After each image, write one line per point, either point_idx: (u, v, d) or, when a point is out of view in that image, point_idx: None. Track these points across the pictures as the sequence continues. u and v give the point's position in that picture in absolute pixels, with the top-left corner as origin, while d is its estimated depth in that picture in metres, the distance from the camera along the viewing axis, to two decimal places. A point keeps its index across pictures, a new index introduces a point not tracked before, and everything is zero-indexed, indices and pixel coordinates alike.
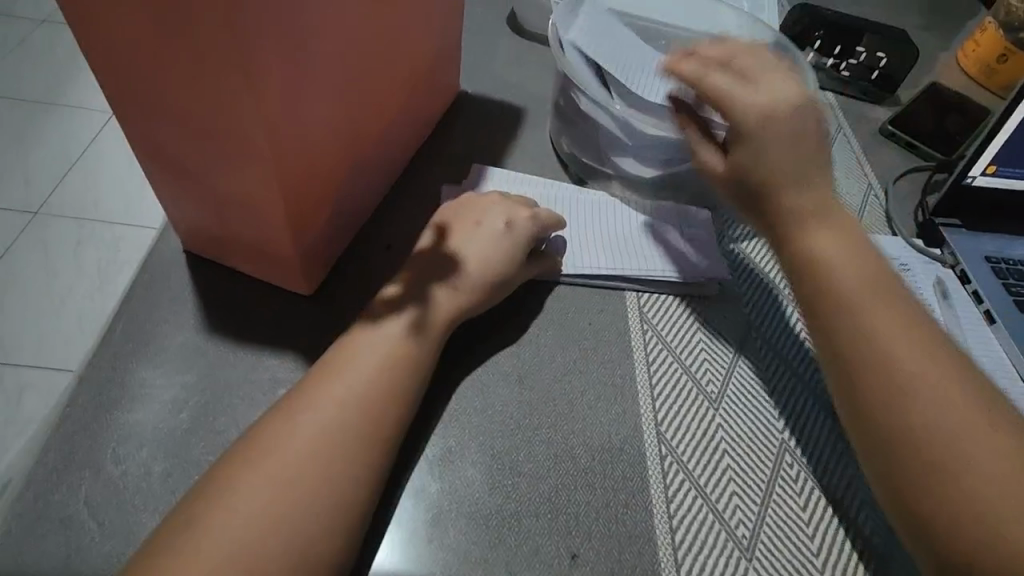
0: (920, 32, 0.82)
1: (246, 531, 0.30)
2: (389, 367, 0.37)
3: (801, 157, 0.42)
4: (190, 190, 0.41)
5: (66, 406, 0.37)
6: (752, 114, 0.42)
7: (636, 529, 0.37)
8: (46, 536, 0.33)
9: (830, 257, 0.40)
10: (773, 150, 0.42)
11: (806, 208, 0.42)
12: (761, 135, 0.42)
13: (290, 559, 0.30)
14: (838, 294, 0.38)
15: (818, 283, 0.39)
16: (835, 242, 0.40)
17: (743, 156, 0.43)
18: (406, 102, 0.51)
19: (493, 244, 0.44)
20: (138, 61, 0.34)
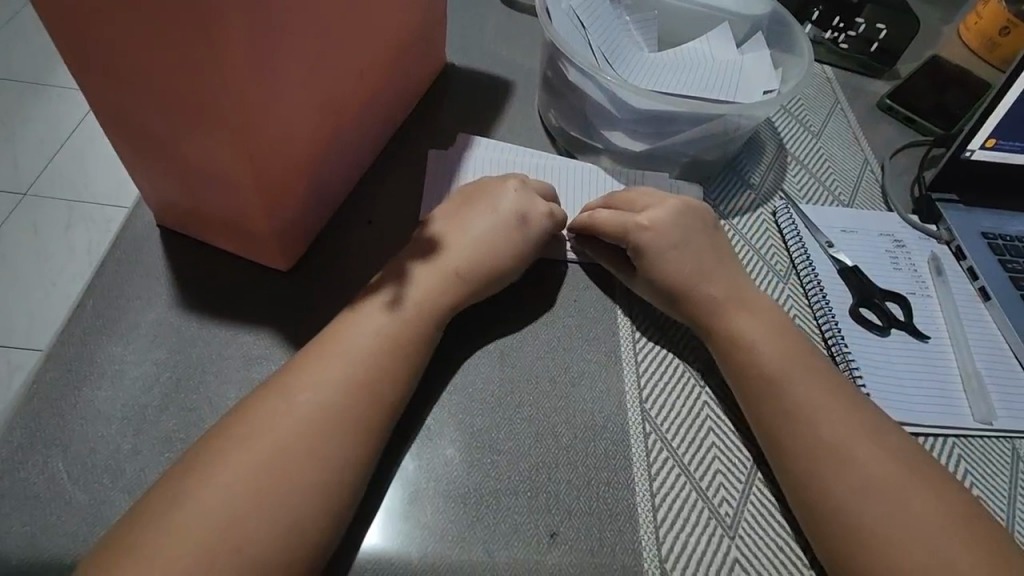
0: (921, 6, 0.80)
1: (214, 509, 0.29)
2: (366, 343, 0.36)
3: (696, 255, 0.43)
4: (160, 162, 0.39)
5: (33, 383, 0.37)
6: (640, 229, 0.44)
7: (618, 507, 0.36)
8: (11, 514, 0.32)
9: (736, 317, 0.41)
10: (671, 268, 0.43)
11: (723, 301, 0.42)
12: (656, 251, 0.43)
13: (259, 538, 0.29)
14: (749, 347, 0.40)
15: (722, 332, 0.41)
16: (749, 318, 0.41)
17: (652, 270, 0.43)
18: (390, 72, 0.50)
19: (498, 230, 0.43)
20: (102, 30, 0.32)
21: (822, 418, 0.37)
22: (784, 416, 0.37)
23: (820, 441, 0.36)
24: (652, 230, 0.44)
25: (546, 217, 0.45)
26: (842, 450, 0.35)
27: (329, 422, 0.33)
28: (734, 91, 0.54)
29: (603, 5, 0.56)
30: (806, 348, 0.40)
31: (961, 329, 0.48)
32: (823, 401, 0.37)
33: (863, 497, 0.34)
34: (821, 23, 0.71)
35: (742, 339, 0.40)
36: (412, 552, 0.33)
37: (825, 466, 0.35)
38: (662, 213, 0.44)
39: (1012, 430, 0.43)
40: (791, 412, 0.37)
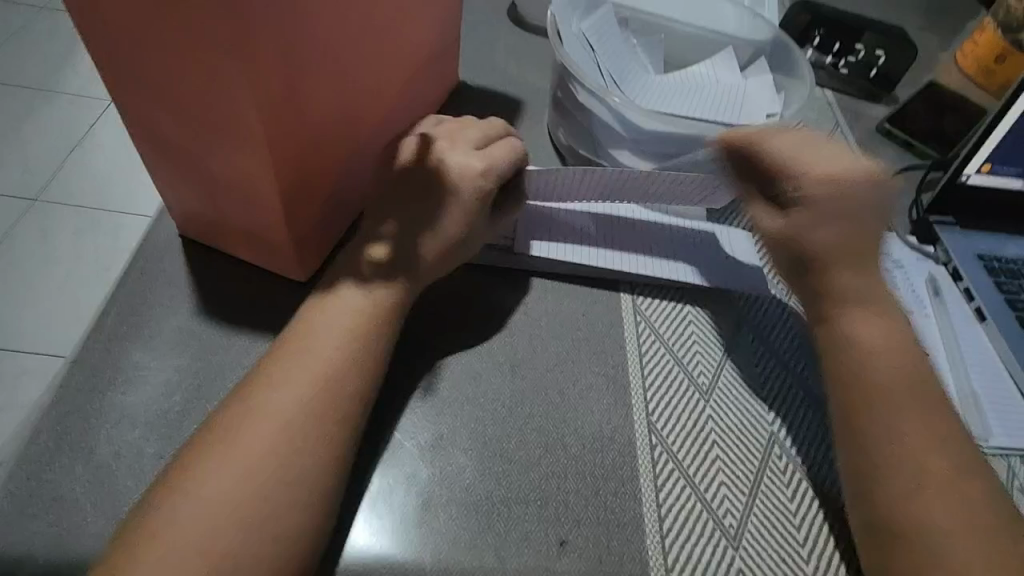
0: (920, 32, 0.82)
1: (214, 504, 0.31)
2: (342, 337, 0.37)
3: (856, 229, 0.43)
4: (188, 175, 0.41)
5: (60, 388, 0.38)
6: (817, 176, 0.43)
7: (624, 517, 0.37)
8: (37, 515, 0.33)
9: (838, 275, 0.43)
10: (826, 235, 0.43)
11: (870, 298, 0.43)
12: (828, 208, 0.43)
13: (258, 534, 0.31)
14: (862, 341, 0.41)
15: (833, 326, 0.42)
16: (854, 277, 0.43)
17: (807, 224, 0.43)
18: (407, 91, 0.52)
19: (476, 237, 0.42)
20: (141, 46, 0.34)
21: (910, 423, 0.38)
22: (867, 407, 0.39)
23: (925, 459, 0.37)
24: (841, 181, 0.43)
25: (478, 176, 0.42)
26: (955, 477, 0.36)
27: (332, 420, 0.34)
28: (740, 114, 0.55)
29: (612, 29, 0.58)
30: (920, 359, 0.41)
31: (957, 348, 0.49)
32: (910, 412, 0.38)
33: (939, 511, 0.35)
34: (822, 48, 0.73)
35: (841, 324, 0.42)
36: (424, 559, 0.34)
37: (924, 476, 0.36)
38: (856, 170, 0.43)
39: (1007, 447, 0.44)
40: (874, 412, 0.38)
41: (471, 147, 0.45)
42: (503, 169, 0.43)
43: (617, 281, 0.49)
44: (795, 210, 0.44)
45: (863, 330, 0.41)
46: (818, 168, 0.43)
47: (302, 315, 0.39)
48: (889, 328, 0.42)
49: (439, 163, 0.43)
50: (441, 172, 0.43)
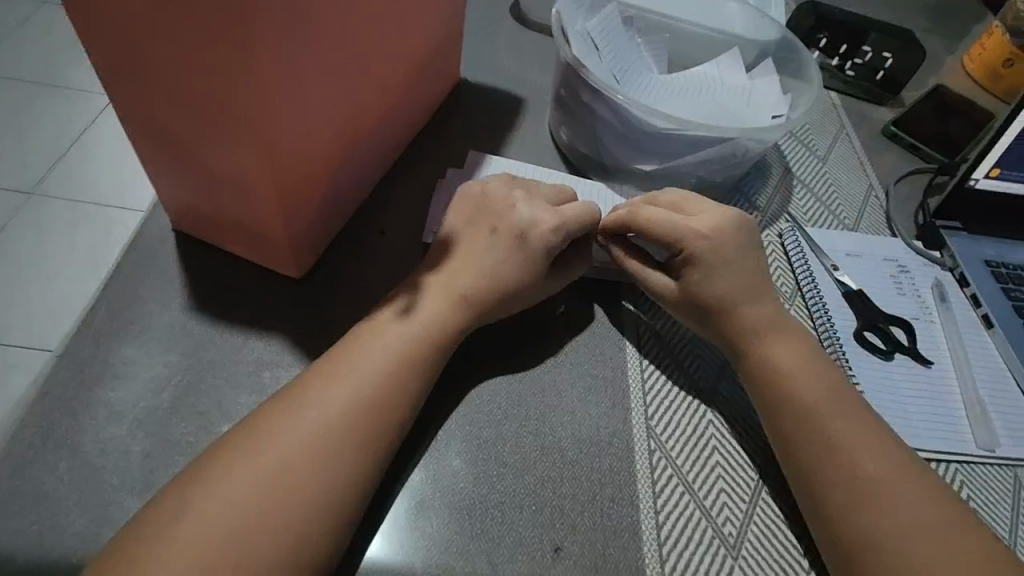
0: (926, 35, 0.81)
1: (204, 512, 0.30)
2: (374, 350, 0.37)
3: (745, 272, 0.43)
4: (181, 168, 0.40)
5: (46, 383, 0.37)
6: (698, 239, 0.42)
7: (621, 524, 0.36)
8: (20, 514, 0.32)
9: (773, 345, 0.41)
10: (720, 283, 0.42)
11: (762, 326, 0.41)
12: (711, 265, 0.42)
13: (257, 546, 0.29)
14: (777, 372, 0.39)
15: (754, 359, 0.41)
16: (786, 346, 0.41)
17: (699, 283, 0.42)
18: (407, 88, 0.51)
19: (506, 261, 0.41)
20: (132, 34, 0.33)
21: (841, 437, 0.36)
22: (789, 420, 0.38)
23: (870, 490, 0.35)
24: (706, 242, 0.42)
25: (550, 232, 0.42)
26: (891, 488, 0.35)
27: (330, 425, 0.33)
28: (743, 117, 0.54)
29: (618, 27, 0.57)
30: (838, 379, 0.40)
31: (964, 356, 0.48)
32: (821, 402, 0.38)
33: (895, 524, 0.33)
34: (828, 50, 0.72)
35: (779, 369, 0.39)
36: (416, 564, 0.34)
37: (864, 500, 0.34)
38: (711, 223, 0.43)
39: (1014, 458, 0.43)
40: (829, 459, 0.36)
41: (546, 203, 0.44)
42: (575, 225, 0.43)
43: (618, 284, 0.48)
44: (686, 274, 0.43)
45: (778, 361, 0.40)
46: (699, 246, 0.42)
47: (331, 351, 0.37)
48: (788, 344, 0.41)
49: (504, 213, 0.43)
50: (512, 220, 0.43)
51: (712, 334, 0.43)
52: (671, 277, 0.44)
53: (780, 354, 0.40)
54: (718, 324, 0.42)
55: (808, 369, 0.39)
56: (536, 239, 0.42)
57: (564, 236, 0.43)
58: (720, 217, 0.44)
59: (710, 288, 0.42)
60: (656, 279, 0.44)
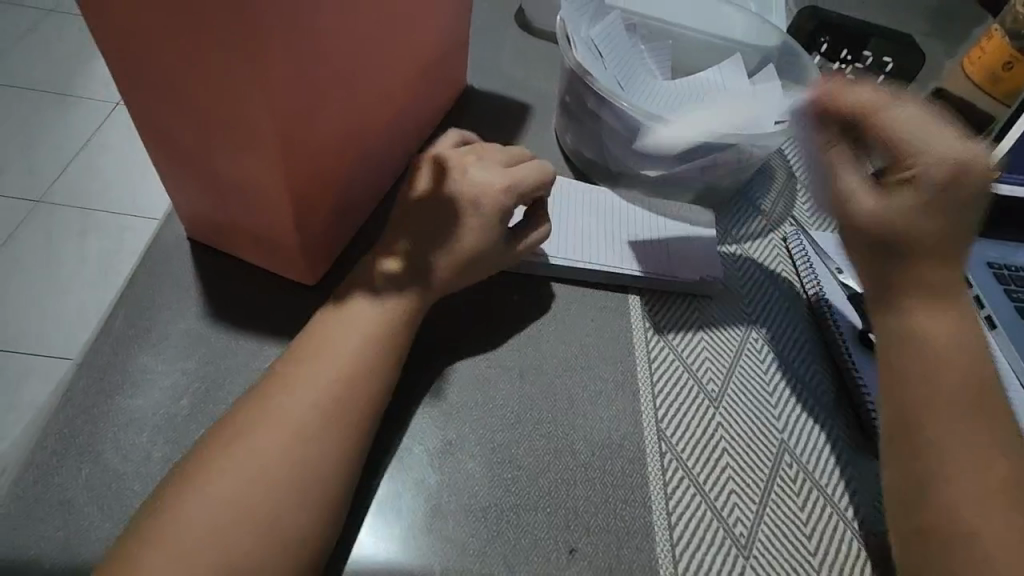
0: (926, 39, 0.82)
1: (227, 515, 0.30)
2: (355, 344, 0.37)
3: (958, 228, 0.37)
4: (197, 178, 0.41)
5: (67, 391, 0.38)
6: (941, 165, 0.36)
7: (634, 525, 0.37)
8: (45, 519, 0.33)
9: (928, 269, 0.38)
10: (874, 205, 0.38)
11: (934, 243, 0.37)
12: (907, 137, 0.37)
13: (263, 545, 0.30)
14: (930, 280, 0.38)
15: (896, 265, 0.38)
16: (948, 274, 0.38)
17: (903, 177, 0.37)
18: (416, 96, 0.52)
19: (463, 224, 0.42)
20: (153, 46, 0.34)
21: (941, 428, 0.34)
22: (909, 361, 0.37)
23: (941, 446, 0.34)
24: (950, 170, 0.36)
25: (501, 194, 0.42)
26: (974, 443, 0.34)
27: (327, 428, 0.34)
28: (746, 123, 0.55)
29: (622, 34, 0.58)
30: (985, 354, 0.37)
31: None
32: (953, 370, 0.36)
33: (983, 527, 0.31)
34: (829, 55, 0.73)
35: (931, 228, 0.37)
36: (433, 567, 0.34)
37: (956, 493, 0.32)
38: (920, 133, 0.37)
39: None
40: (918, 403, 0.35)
41: (496, 164, 0.44)
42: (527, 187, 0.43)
43: (626, 289, 0.49)
44: (892, 175, 0.38)
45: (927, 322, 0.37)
46: (890, 116, 0.38)
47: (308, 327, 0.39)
48: (949, 319, 0.37)
49: (457, 180, 0.42)
50: (465, 188, 0.42)
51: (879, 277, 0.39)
52: (880, 190, 0.38)
53: (934, 325, 0.37)
54: (894, 284, 0.38)
55: (961, 343, 0.37)
56: (489, 202, 0.42)
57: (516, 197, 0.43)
58: (963, 143, 0.37)
59: (928, 221, 0.37)
60: (861, 191, 0.38)
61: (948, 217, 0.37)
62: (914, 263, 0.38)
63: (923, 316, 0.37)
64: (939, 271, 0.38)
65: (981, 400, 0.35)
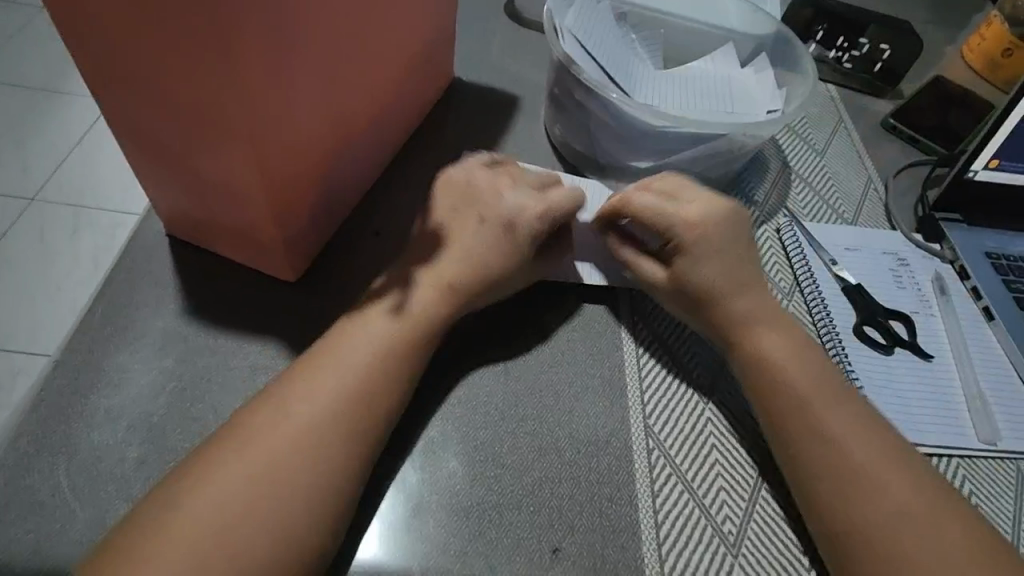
0: (925, 26, 0.81)
1: (194, 515, 0.29)
2: (354, 340, 0.36)
3: (729, 263, 0.43)
4: (174, 174, 0.40)
5: (41, 391, 0.37)
6: (688, 228, 0.43)
7: (620, 523, 0.36)
8: (16, 523, 0.32)
9: (761, 333, 0.41)
10: (710, 270, 0.42)
11: (750, 317, 0.41)
12: (698, 253, 0.42)
13: (258, 541, 0.29)
14: (760, 351, 0.40)
15: (748, 352, 0.40)
16: (777, 336, 0.41)
17: (688, 269, 0.42)
18: (401, 88, 0.51)
19: (488, 244, 0.42)
20: (118, 39, 0.33)
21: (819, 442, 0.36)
22: (783, 411, 0.38)
23: (855, 512, 0.34)
24: (705, 231, 0.43)
25: (536, 217, 0.42)
26: (880, 478, 0.34)
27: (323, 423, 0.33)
28: (739, 112, 0.54)
29: (612, 24, 0.57)
30: (825, 366, 0.40)
31: (964, 349, 0.48)
32: (814, 398, 0.38)
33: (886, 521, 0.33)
34: (825, 43, 0.72)
35: (760, 342, 0.40)
36: (414, 568, 0.33)
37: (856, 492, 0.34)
38: (712, 212, 0.43)
39: (1016, 450, 0.43)
40: (811, 465, 0.36)
41: (529, 189, 0.45)
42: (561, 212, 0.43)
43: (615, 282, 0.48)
44: (677, 263, 0.43)
45: (770, 347, 0.40)
46: (696, 231, 0.42)
47: (311, 350, 0.37)
48: (759, 301, 0.42)
49: (489, 202, 0.43)
50: (498, 210, 0.43)
51: (705, 325, 0.43)
52: (660, 265, 0.44)
53: (748, 310, 0.42)
54: (716, 324, 0.42)
55: (803, 362, 0.39)
56: (524, 225, 0.42)
57: (551, 221, 0.43)
58: (702, 201, 0.44)
59: (703, 270, 0.42)
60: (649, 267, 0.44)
61: (727, 261, 0.43)
62: (730, 303, 0.42)
63: (754, 316, 0.41)
64: (747, 298, 0.42)
65: (818, 399, 0.38)
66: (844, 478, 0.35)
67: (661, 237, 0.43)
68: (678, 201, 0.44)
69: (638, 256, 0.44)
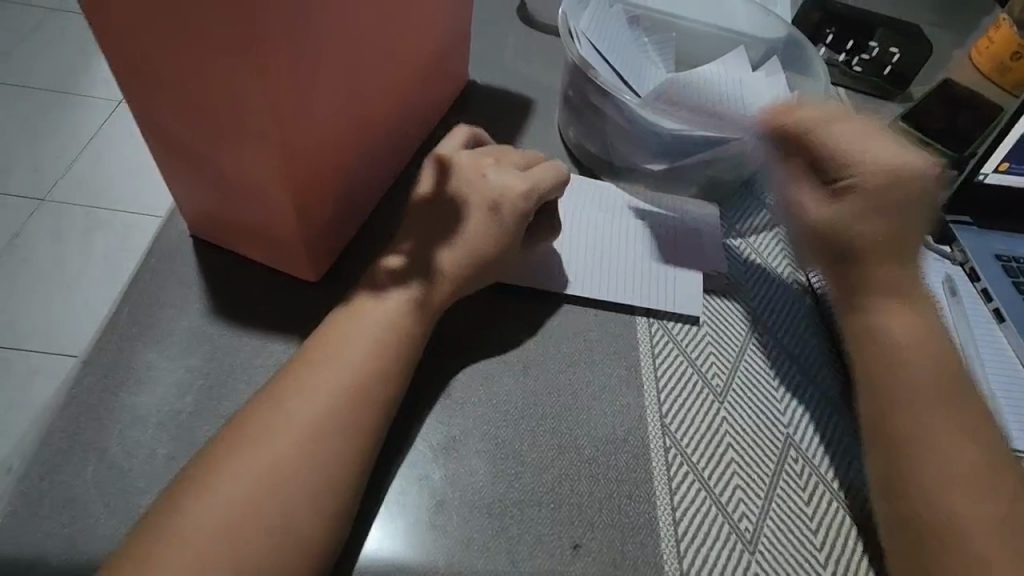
0: (933, 29, 0.81)
1: (225, 510, 0.30)
2: (376, 340, 0.37)
3: (902, 224, 0.42)
4: (200, 177, 0.41)
5: (72, 388, 0.38)
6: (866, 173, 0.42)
7: (638, 520, 0.37)
8: (50, 517, 0.33)
9: (896, 316, 0.41)
10: (870, 224, 0.42)
11: (871, 250, 0.42)
12: (874, 201, 0.42)
13: (287, 539, 0.30)
14: (883, 333, 0.41)
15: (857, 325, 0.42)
16: (907, 318, 0.41)
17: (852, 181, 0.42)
18: (418, 91, 0.52)
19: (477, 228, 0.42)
20: (153, 44, 0.34)
21: (930, 420, 0.37)
22: (875, 369, 0.40)
23: (927, 459, 0.36)
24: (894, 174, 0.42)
25: (521, 197, 0.43)
26: (971, 476, 0.35)
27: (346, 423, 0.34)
28: (751, 114, 0.54)
29: (625, 27, 0.58)
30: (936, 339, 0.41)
31: (974, 350, 0.48)
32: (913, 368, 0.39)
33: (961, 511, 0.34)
34: (835, 47, 0.72)
35: (891, 328, 0.41)
36: (437, 562, 0.34)
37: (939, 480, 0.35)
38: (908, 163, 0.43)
39: None
40: (881, 421, 0.38)
41: (514, 169, 0.45)
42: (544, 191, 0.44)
43: None
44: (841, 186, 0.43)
45: (891, 328, 0.41)
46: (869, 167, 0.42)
47: (328, 327, 0.38)
48: (913, 322, 0.41)
49: (475, 181, 0.43)
50: (485, 191, 0.43)
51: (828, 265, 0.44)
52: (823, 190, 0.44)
53: (900, 323, 0.41)
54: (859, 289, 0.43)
55: (927, 345, 0.40)
56: (509, 211, 0.43)
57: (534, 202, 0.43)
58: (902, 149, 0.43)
59: (858, 207, 0.42)
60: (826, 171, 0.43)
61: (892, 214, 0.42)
62: (870, 270, 0.42)
63: (894, 319, 0.41)
64: (905, 272, 0.43)
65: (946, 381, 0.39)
66: (953, 467, 0.36)
67: (835, 164, 0.43)
68: (873, 141, 0.43)
69: (803, 188, 0.44)
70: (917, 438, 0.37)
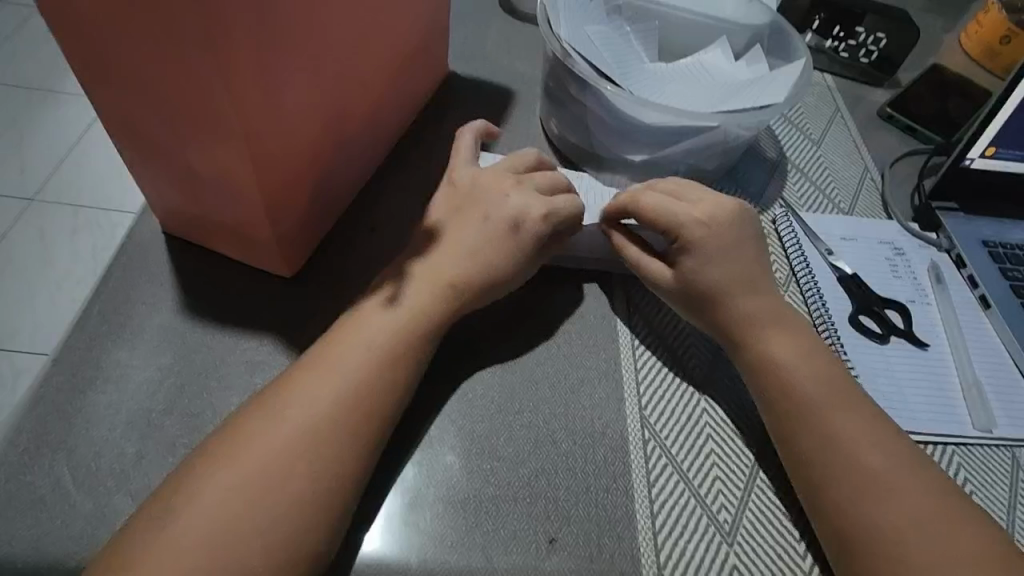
0: (923, 13, 0.80)
1: (195, 515, 0.30)
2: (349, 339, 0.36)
3: (738, 263, 0.43)
4: (170, 174, 0.40)
5: (40, 387, 0.37)
6: (696, 224, 0.42)
7: (615, 515, 0.36)
8: (15, 518, 0.33)
9: (769, 337, 0.40)
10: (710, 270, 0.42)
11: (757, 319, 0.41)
12: (704, 251, 0.42)
13: (256, 540, 0.30)
14: (764, 355, 0.40)
15: (753, 353, 0.40)
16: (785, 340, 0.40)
17: (690, 268, 0.42)
18: (394, 83, 0.51)
19: (490, 237, 0.42)
20: (111, 39, 0.33)
21: (840, 488, 0.35)
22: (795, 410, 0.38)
23: (861, 471, 0.35)
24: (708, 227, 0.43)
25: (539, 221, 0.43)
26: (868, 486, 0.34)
27: (300, 412, 0.34)
28: (734, 92, 0.53)
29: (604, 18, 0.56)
30: (841, 372, 0.40)
31: (961, 341, 0.47)
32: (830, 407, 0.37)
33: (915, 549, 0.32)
34: (822, 32, 0.71)
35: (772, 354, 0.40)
36: (411, 562, 0.34)
37: (864, 492, 0.34)
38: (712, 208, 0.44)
39: (1011, 438, 0.43)
40: (831, 470, 0.35)
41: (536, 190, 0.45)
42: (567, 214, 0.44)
43: (610, 275, 0.48)
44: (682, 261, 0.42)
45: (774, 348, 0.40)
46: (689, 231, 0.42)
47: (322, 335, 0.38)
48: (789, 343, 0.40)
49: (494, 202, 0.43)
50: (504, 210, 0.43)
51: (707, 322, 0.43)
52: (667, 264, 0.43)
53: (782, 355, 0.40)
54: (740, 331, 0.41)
55: (814, 376, 0.39)
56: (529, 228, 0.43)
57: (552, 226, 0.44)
58: (709, 199, 0.44)
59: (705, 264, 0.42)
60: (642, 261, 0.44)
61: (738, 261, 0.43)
62: (762, 343, 0.40)
63: (770, 342, 0.40)
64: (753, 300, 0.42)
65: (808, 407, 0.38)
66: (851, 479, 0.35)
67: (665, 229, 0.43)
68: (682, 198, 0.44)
69: (643, 256, 0.44)
70: (827, 459, 0.36)
